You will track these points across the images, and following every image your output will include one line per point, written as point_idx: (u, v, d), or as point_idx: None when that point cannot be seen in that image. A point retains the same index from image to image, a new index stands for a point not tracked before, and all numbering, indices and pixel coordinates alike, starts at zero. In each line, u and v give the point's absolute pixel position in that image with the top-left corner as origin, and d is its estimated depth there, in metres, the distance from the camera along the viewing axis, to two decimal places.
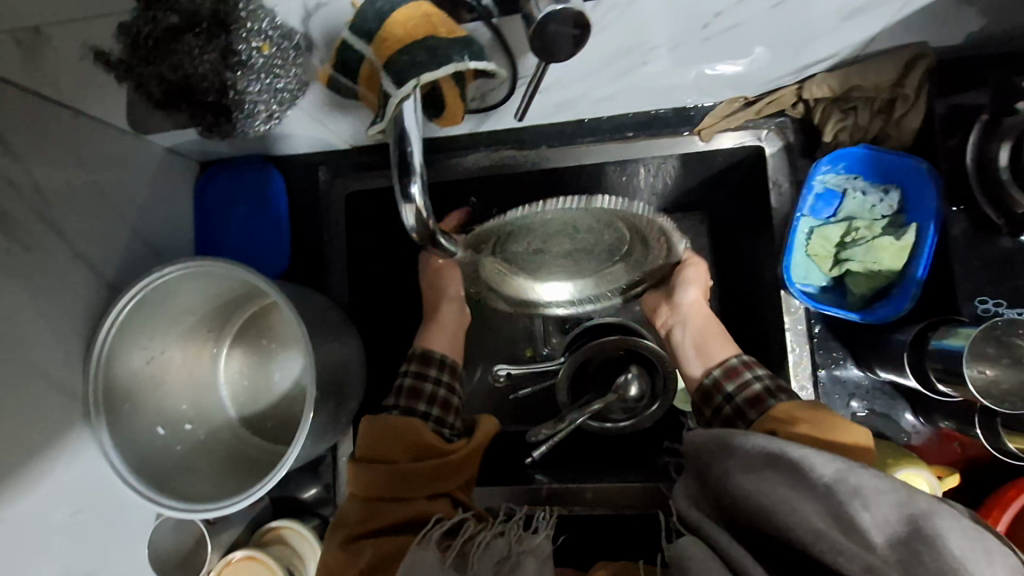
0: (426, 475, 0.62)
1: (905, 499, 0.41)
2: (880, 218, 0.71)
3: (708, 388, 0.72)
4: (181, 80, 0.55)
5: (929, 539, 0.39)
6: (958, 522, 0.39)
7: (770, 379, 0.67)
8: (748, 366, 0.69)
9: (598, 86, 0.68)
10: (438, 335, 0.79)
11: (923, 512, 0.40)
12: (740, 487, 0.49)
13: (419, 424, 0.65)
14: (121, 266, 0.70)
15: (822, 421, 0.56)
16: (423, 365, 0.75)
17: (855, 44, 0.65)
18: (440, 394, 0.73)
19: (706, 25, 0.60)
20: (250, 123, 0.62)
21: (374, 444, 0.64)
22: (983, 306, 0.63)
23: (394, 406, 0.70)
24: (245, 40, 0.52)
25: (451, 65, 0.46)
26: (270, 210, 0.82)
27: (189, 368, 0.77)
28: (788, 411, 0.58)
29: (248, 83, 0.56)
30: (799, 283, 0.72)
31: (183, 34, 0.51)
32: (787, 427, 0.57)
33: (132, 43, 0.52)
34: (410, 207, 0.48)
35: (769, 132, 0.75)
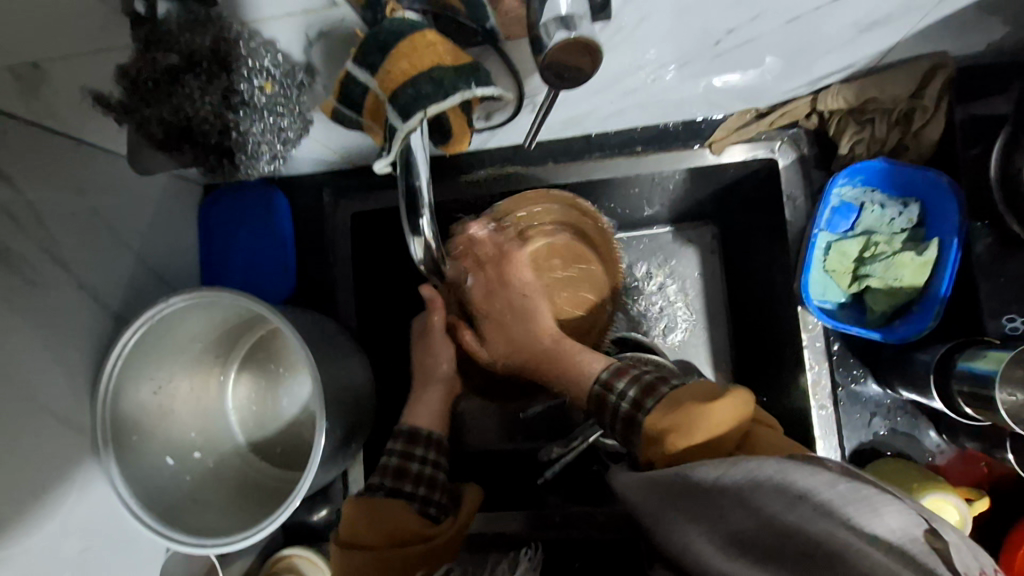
0: (411, 561, 0.56)
1: (784, 478, 0.40)
2: (899, 232, 0.69)
3: (594, 399, 0.60)
4: (182, 122, 0.52)
5: (823, 517, 0.38)
6: (838, 489, 0.39)
7: (635, 390, 0.56)
8: (617, 379, 0.59)
9: (608, 102, 0.66)
10: (424, 408, 0.70)
11: (805, 492, 0.39)
12: (674, 538, 0.45)
13: (401, 509, 0.60)
14: (126, 295, 0.69)
15: (685, 422, 0.49)
16: (409, 445, 0.67)
17: (872, 54, 0.63)
18: (426, 473, 0.65)
19: (718, 42, 0.58)
20: (255, 165, 0.60)
21: (355, 529, 0.58)
22: (1010, 325, 0.62)
23: (377, 485, 0.62)
24: (247, 79, 0.50)
25: (457, 94, 0.45)
26: (273, 230, 0.80)
27: (197, 396, 0.76)
28: (655, 428, 0.51)
29: (250, 124, 0.53)
30: (817, 300, 0.70)
31: (181, 75, 0.48)
32: (660, 450, 0.50)
33: (131, 86, 0.50)
34: (418, 239, 0.49)
35: (783, 143, 0.72)
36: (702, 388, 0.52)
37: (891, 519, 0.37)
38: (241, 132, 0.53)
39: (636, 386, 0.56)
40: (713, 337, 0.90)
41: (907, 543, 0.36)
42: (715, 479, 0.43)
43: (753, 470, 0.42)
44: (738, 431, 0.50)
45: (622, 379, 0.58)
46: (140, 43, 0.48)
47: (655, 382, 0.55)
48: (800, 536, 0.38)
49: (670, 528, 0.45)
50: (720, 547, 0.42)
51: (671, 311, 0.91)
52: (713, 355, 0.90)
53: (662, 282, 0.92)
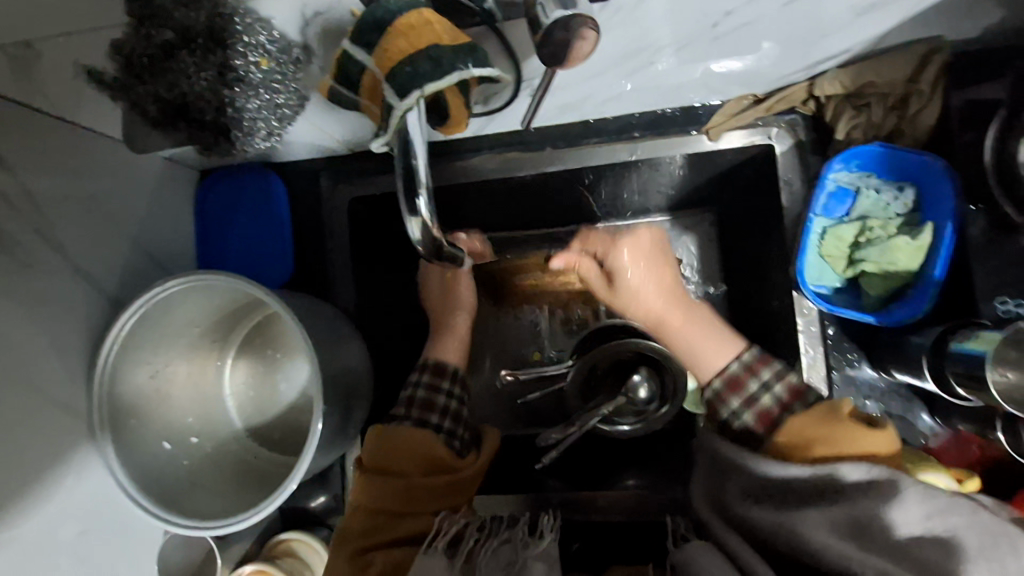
0: (437, 490, 0.62)
1: (929, 496, 0.44)
2: (895, 217, 0.70)
3: (729, 378, 0.66)
4: (177, 99, 0.53)
5: (948, 545, 0.41)
6: (979, 520, 0.42)
7: (779, 389, 0.63)
8: (750, 374, 0.65)
9: (605, 86, 0.66)
10: (450, 346, 0.78)
11: (945, 512, 0.43)
12: (753, 500, 0.51)
13: (431, 438, 0.65)
14: (122, 280, 0.68)
15: (835, 434, 0.53)
16: (435, 377, 0.74)
17: (868, 38, 0.63)
18: (451, 406, 0.72)
19: (716, 25, 0.58)
20: (250, 143, 0.60)
21: (387, 455, 0.64)
22: (1003, 307, 0.62)
23: (405, 416, 0.69)
24: (242, 55, 0.50)
25: (455, 74, 0.45)
26: (270, 216, 0.80)
27: (194, 380, 0.76)
28: (800, 431, 0.56)
29: (246, 100, 0.54)
30: (813, 285, 0.71)
31: (177, 50, 0.49)
32: (807, 453, 0.54)
33: (126, 62, 0.51)
34: (415, 219, 0.47)
35: (779, 129, 0.73)
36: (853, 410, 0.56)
37: None
38: (238, 107, 0.54)
39: (780, 386, 0.64)
40: None
41: None
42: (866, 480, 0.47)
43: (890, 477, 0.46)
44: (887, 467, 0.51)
45: (734, 396, 0.65)
46: (133, 19, 0.48)
47: (799, 386, 0.64)
48: (917, 553, 0.42)
49: (751, 513, 0.51)
50: (833, 530, 0.46)
51: None
52: None
53: None
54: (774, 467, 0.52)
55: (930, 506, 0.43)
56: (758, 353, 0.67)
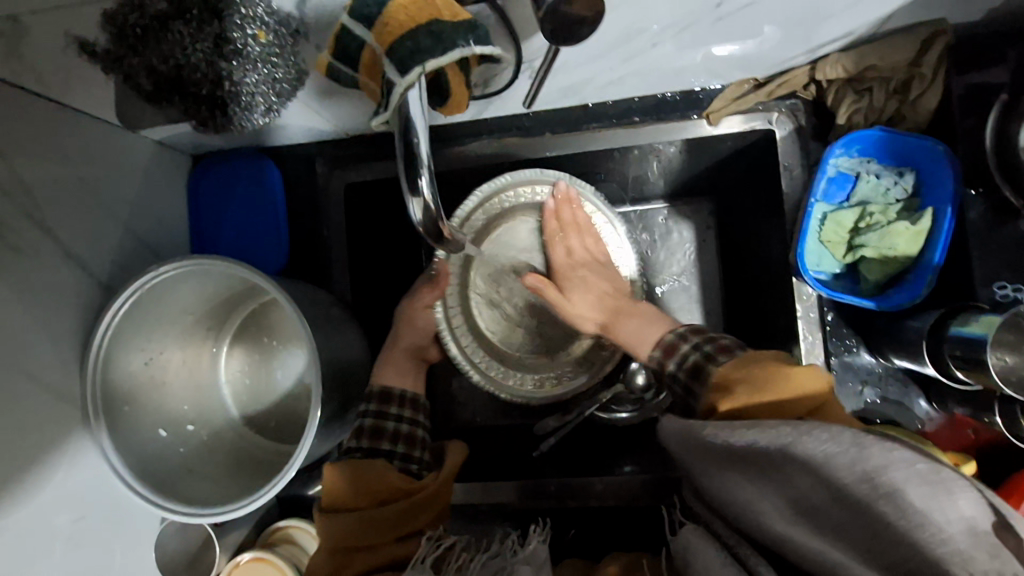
0: (395, 520, 0.59)
1: (857, 456, 0.39)
2: (894, 203, 0.70)
3: (667, 345, 0.63)
4: (171, 71, 0.51)
5: (887, 498, 0.37)
6: (914, 471, 0.37)
7: (710, 343, 0.58)
8: (685, 340, 0.61)
9: (606, 68, 0.66)
10: (391, 368, 0.76)
11: (876, 468, 0.38)
12: (717, 485, 0.49)
13: (382, 468, 0.62)
14: (115, 266, 0.67)
15: (762, 377, 0.50)
16: (383, 403, 0.72)
17: (871, 22, 0.63)
18: (403, 429, 0.70)
19: (719, 5, 0.57)
20: (248, 118, 0.59)
21: (340, 491, 0.60)
22: (1001, 292, 0.62)
23: (355, 448, 0.67)
24: (239, 27, 0.48)
25: (455, 51, 0.44)
26: (265, 201, 0.79)
27: (190, 367, 0.76)
28: (727, 375, 0.52)
29: (244, 75, 0.52)
30: (812, 270, 0.71)
31: (171, 21, 0.47)
32: (729, 397, 0.50)
33: (117, 33, 0.49)
34: (417, 200, 0.46)
35: (780, 114, 0.73)
36: (779, 356, 0.53)
37: (965, 505, 0.35)
38: (236, 81, 0.52)
39: (711, 345, 0.58)
40: (708, 312, 0.90)
41: (977, 535, 0.34)
42: (822, 453, 0.40)
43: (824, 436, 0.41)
44: (814, 404, 0.49)
45: (670, 360, 0.61)
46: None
47: (730, 343, 0.57)
48: (863, 502, 0.38)
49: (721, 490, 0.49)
50: (783, 510, 0.43)
51: (667, 285, 0.91)
52: (709, 330, 0.90)
53: (659, 256, 0.92)
54: (730, 437, 0.46)
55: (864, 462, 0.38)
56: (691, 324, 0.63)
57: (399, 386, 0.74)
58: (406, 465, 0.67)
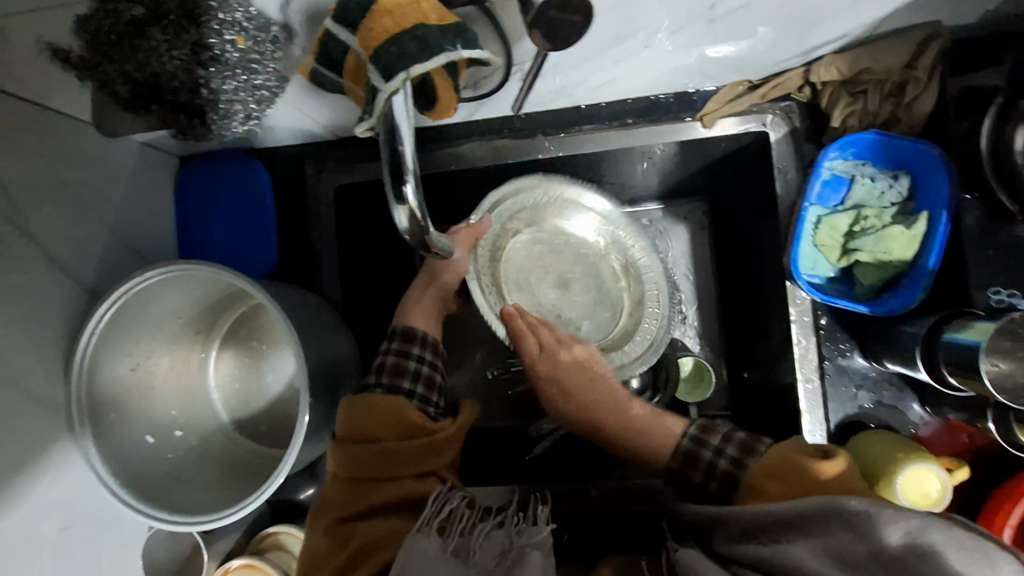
0: (416, 453, 0.60)
1: (896, 519, 0.39)
2: (890, 207, 0.69)
3: (683, 454, 0.60)
4: (147, 79, 0.48)
5: (928, 559, 0.37)
6: (954, 534, 0.37)
7: (729, 442, 0.58)
8: (702, 446, 0.59)
9: (598, 70, 0.65)
10: (417, 310, 0.73)
11: (918, 528, 0.38)
12: (737, 548, 0.46)
13: (403, 402, 0.63)
14: (101, 270, 0.66)
15: (792, 473, 0.52)
16: (405, 344, 0.70)
17: (865, 23, 0.62)
18: (424, 372, 0.69)
19: (712, 7, 0.57)
20: (226, 126, 0.56)
21: (360, 422, 0.62)
22: (996, 297, 0.62)
23: (375, 384, 0.67)
24: (217, 33, 0.47)
25: (443, 55, 0.43)
26: (254, 205, 0.78)
27: (177, 372, 0.75)
28: (761, 483, 0.54)
29: (222, 82, 0.50)
30: (806, 274, 0.70)
31: (147, 28, 0.46)
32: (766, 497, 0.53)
33: (91, 39, 0.47)
34: (402, 207, 0.45)
35: (774, 117, 0.72)
36: (812, 446, 0.55)
37: None
38: (213, 89, 0.51)
39: (731, 445, 0.58)
40: (701, 315, 0.90)
41: None
42: (867, 508, 0.40)
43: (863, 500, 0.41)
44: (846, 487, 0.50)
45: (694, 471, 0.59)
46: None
47: (750, 440, 0.58)
48: (892, 555, 0.38)
49: (738, 552, 0.46)
50: (824, 563, 0.40)
51: None
52: (703, 333, 0.90)
53: None
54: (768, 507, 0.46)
55: (908, 524, 0.38)
56: (703, 424, 0.62)
57: (423, 328, 0.72)
58: (423, 408, 0.67)
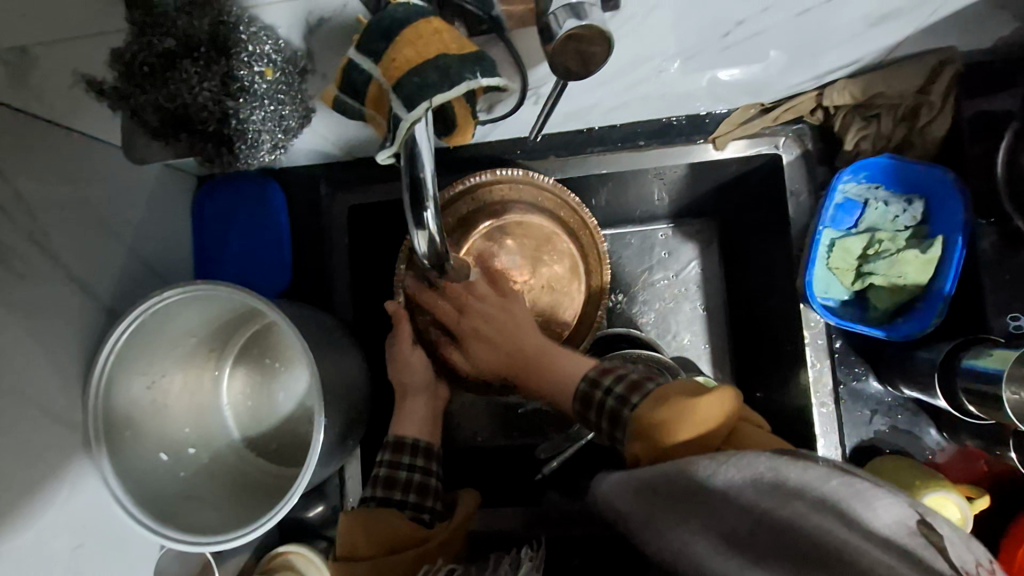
0: (406, 567, 0.58)
1: (773, 476, 0.41)
2: (903, 230, 0.69)
3: (580, 397, 0.59)
4: (178, 110, 0.50)
5: (812, 516, 0.38)
6: (829, 485, 0.40)
7: (642, 372, 0.57)
8: (597, 387, 0.57)
9: (612, 95, 0.66)
10: (409, 417, 0.71)
11: (787, 485, 0.41)
12: (648, 541, 0.45)
13: (394, 516, 0.62)
14: (119, 289, 0.67)
15: (674, 413, 0.49)
16: (397, 453, 0.69)
17: (878, 50, 0.62)
18: (416, 478, 0.68)
19: (726, 34, 0.58)
20: (255, 155, 0.57)
21: (353, 539, 0.60)
22: (1015, 323, 0.61)
23: (370, 498, 0.66)
24: (246, 65, 0.49)
25: (463, 84, 0.43)
26: (269, 224, 0.79)
27: (191, 390, 0.75)
28: (649, 418, 0.51)
29: (250, 112, 0.52)
30: (820, 297, 0.69)
31: (180, 59, 0.48)
32: (654, 441, 0.50)
33: (125, 70, 0.48)
34: (423, 232, 0.48)
35: (787, 139, 0.72)
36: (688, 381, 0.52)
37: (884, 513, 0.38)
38: (241, 117, 0.52)
39: (622, 383, 0.56)
40: (712, 336, 0.89)
41: (901, 530, 0.37)
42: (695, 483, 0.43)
43: (719, 471, 0.43)
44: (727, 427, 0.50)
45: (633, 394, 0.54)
46: (134, 27, 0.46)
47: (639, 380, 0.55)
48: (779, 525, 0.39)
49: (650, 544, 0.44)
50: (712, 544, 0.40)
51: (671, 308, 0.89)
52: (714, 354, 0.89)
53: (663, 278, 0.90)
54: (686, 472, 0.44)
55: (780, 478, 0.41)
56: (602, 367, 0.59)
57: (415, 435, 0.70)
58: (418, 515, 0.65)
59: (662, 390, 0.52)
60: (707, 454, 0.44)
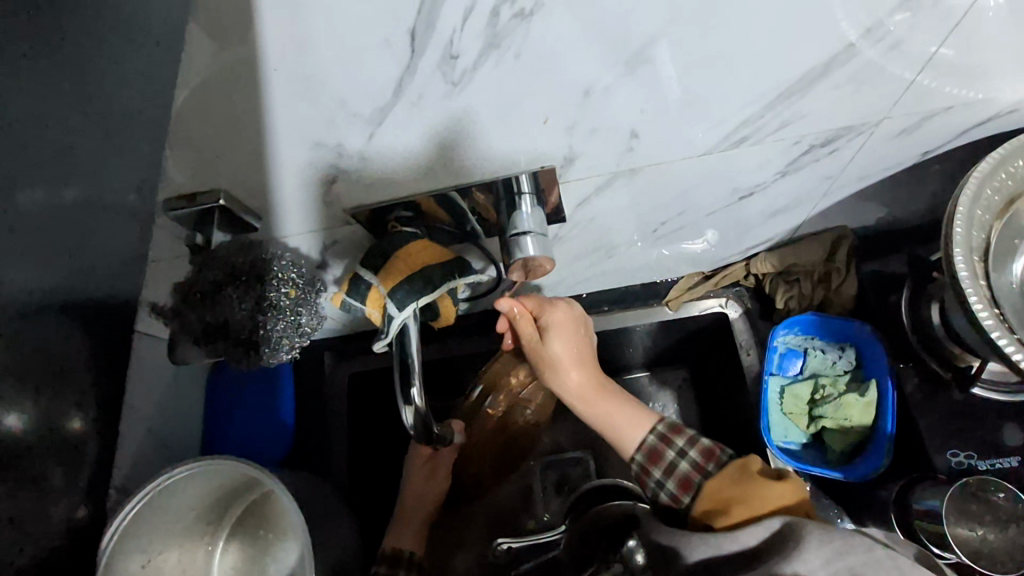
0: None
1: (835, 547, 0.47)
2: (842, 374, 0.77)
3: (649, 449, 0.63)
4: (217, 326, 0.50)
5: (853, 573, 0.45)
6: (877, 557, 0.46)
7: (695, 449, 0.62)
8: (668, 442, 0.63)
9: (571, 275, 0.79)
10: (404, 532, 0.76)
11: (843, 551, 0.46)
12: None
13: None
14: (132, 468, 0.70)
15: (749, 490, 0.55)
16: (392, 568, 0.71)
17: (784, 231, 0.77)
18: None
19: (656, 229, 0.69)
20: (274, 359, 0.54)
21: None
22: (955, 459, 0.67)
23: None
24: (277, 286, 0.52)
25: (449, 283, 0.56)
26: (278, 398, 0.86)
27: (182, 566, 0.76)
28: (718, 494, 0.57)
29: (277, 333, 0.52)
30: (781, 440, 0.76)
31: (224, 288, 0.50)
32: (724, 514, 0.55)
33: (183, 296, 0.51)
34: (409, 407, 0.56)
35: (729, 299, 0.82)
36: (764, 465, 0.58)
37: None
38: (269, 337, 0.52)
39: (695, 450, 0.62)
40: None
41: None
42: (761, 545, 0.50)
43: (776, 536, 0.49)
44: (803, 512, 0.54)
45: (656, 467, 0.62)
46: (194, 267, 0.51)
47: (713, 446, 0.62)
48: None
49: None
50: None
51: None
52: None
53: None
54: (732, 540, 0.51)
55: (837, 553, 0.46)
56: (670, 422, 0.65)
57: (411, 547, 0.75)
58: None
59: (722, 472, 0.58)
60: (761, 523, 0.51)
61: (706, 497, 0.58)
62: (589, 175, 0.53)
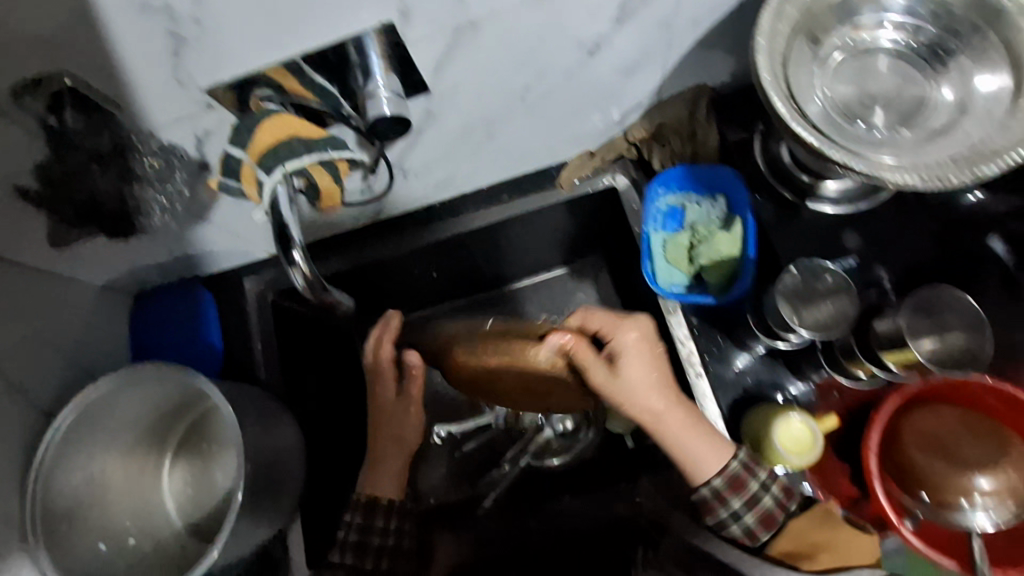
0: None
1: None
2: (715, 220, 0.85)
3: (731, 477, 0.71)
4: (86, 200, 0.65)
5: None
6: None
7: (773, 482, 0.72)
8: (750, 474, 0.71)
9: (461, 163, 0.83)
10: (382, 476, 0.80)
11: None
12: None
13: None
14: (58, 394, 0.74)
15: (838, 543, 0.68)
16: (368, 517, 0.76)
17: (649, 93, 0.82)
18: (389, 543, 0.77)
19: (524, 97, 0.74)
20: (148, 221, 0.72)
21: None
22: (804, 262, 0.77)
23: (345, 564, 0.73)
24: (140, 158, 0.63)
25: (315, 154, 0.58)
26: (200, 322, 0.89)
27: (132, 483, 0.80)
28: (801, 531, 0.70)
29: (144, 190, 0.67)
30: (666, 284, 0.84)
31: (88, 163, 0.61)
32: (809, 559, 0.68)
33: (46, 176, 0.60)
34: (295, 269, 0.61)
35: (614, 174, 0.89)
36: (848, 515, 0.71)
37: None
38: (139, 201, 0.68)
39: (776, 487, 0.72)
40: None
41: None
42: None
43: None
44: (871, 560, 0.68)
45: (735, 494, 0.71)
46: (51, 148, 0.58)
47: (789, 484, 0.73)
48: None
49: None
50: None
51: None
52: None
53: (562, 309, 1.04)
54: None
55: None
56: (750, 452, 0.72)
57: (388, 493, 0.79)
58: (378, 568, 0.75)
59: (807, 519, 0.71)
60: None
61: (789, 539, 0.70)
62: (430, 31, 0.57)
